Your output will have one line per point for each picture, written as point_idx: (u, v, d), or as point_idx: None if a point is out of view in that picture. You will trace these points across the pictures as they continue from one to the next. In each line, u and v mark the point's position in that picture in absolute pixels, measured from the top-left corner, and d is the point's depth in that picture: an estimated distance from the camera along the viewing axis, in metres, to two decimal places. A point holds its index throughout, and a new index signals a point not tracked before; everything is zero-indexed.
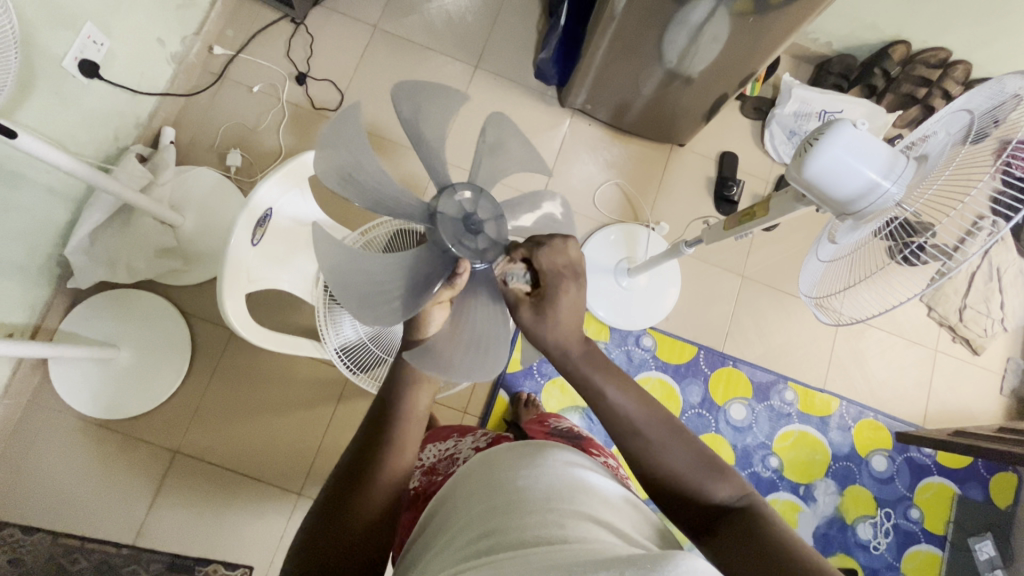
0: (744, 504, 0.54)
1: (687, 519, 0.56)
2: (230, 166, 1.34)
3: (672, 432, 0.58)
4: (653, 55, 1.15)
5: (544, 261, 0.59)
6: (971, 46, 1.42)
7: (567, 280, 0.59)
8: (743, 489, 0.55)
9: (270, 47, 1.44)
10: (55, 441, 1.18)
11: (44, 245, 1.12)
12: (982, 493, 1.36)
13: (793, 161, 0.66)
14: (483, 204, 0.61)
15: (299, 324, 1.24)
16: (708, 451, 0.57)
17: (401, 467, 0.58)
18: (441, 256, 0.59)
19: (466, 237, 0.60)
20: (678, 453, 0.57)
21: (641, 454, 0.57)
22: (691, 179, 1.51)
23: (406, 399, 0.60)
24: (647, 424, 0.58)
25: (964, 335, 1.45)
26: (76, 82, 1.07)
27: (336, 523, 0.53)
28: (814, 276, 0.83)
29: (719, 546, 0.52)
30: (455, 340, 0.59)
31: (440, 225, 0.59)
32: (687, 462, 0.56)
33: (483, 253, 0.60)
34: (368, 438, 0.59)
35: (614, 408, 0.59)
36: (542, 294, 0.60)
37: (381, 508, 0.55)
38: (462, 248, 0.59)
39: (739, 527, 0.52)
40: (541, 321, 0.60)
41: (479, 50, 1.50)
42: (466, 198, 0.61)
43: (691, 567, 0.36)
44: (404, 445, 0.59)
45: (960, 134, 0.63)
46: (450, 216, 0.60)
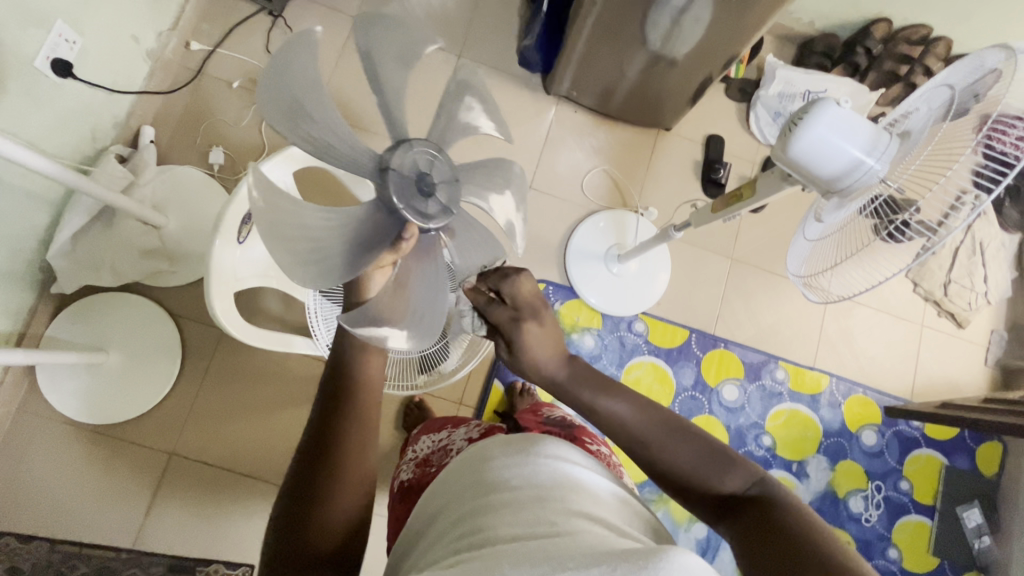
0: (757, 489, 0.55)
1: (704, 511, 0.58)
2: (213, 164, 1.32)
3: (670, 430, 0.58)
4: (636, 39, 1.14)
5: (500, 312, 0.61)
6: (950, 22, 1.43)
7: (525, 321, 0.61)
8: (754, 475, 0.56)
9: (248, 40, 1.41)
10: (46, 448, 1.17)
11: (25, 250, 1.10)
12: (969, 463, 1.40)
13: (777, 142, 0.66)
14: (435, 162, 0.59)
15: (290, 320, 1.23)
16: (713, 442, 0.58)
17: (368, 441, 0.58)
18: (390, 216, 0.56)
19: (415, 198, 0.57)
20: (684, 453, 0.57)
21: (648, 461, 0.58)
22: (678, 163, 1.51)
23: (359, 370, 0.60)
24: (650, 430, 0.58)
25: (950, 309, 1.47)
26: (50, 82, 1.04)
27: (312, 507, 0.53)
28: (803, 255, 0.84)
29: (737, 534, 0.53)
30: (395, 305, 0.59)
31: (389, 180, 0.56)
32: (694, 459, 0.57)
33: (432, 216, 0.58)
34: (329, 415, 0.58)
35: (613, 419, 0.59)
36: (510, 341, 0.61)
37: (363, 486, 0.56)
38: (410, 209, 0.56)
39: (755, 514, 0.53)
40: (518, 362, 0.62)
41: (462, 38, 1.48)
42: (420, 156, 0.59)
43: (683, 564, 0.35)
44: (365, 417, 0.59)
45: (942, 110, 0.64)
46: (400, 172, 0.57)
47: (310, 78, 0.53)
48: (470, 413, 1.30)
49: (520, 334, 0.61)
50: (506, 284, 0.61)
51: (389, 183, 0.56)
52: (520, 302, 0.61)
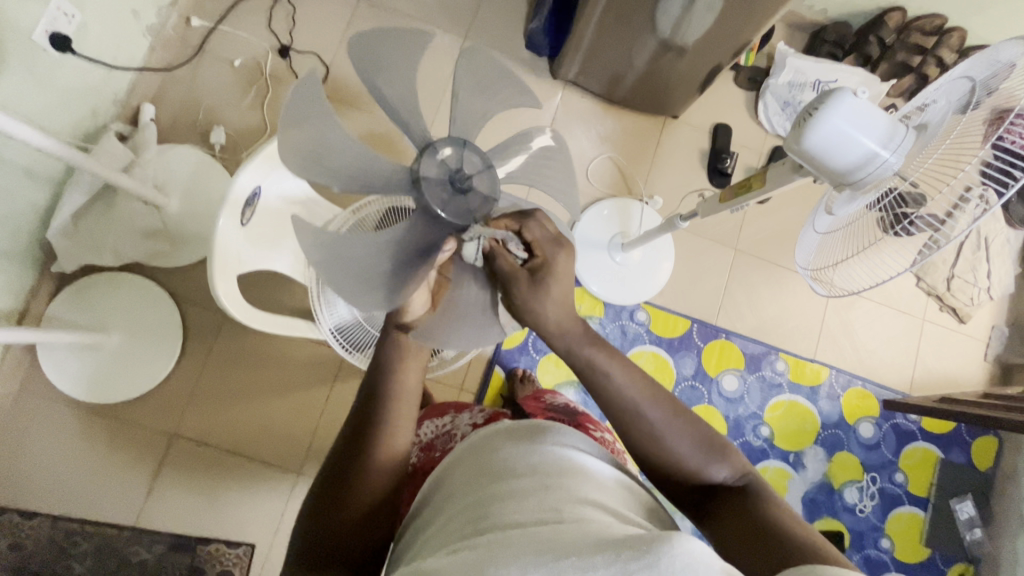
0: (743, 483, 0.56)
1: (687, 499, 0.58)
2: (214, 144, 1.30)
3: (672, 413, 0.58)
4: (646, 25, 1.12)
5: (536, 230, 0.62)
6: (965, 13, 1.41)
7: (561, 246, 0.62)
8: (743, 469, 0.57)
9: (250, 17, 1.38)
10: (48, 427, 1.17)
11: (25, 228, 1.09)
12: (965, 457, 1.41)
13: (791, 133, 0.65)
14: (468, 158, 0.61)
15: (291, 304, 1.23)
16: (708, 431, 0.58)
17: (396, 445, 0.58)
18: (432, 224, 0.59)
19: (456, 197, 0.60)
20: (681, 441, 0.57)
21: (643, 438, 0.58)
22: (685, 152, 1.50)
23: (395, 377, 0.61)
24: (650, 407, 0.58)
25: (952, 304, 1.47)
26: (49, 56, 1.02)
27: (333, 504, 0.55)
28: (812, 247, 0.83)
29: (716, 525, 0.54)
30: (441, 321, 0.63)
31: (426, 189, 0.59)
32: (691, 446, 0.57)
33: (475, 212, 0.60)
34: (360, 416, 0.59)
35: (619, 392, 0.58)
36: (541, 263, 0.60)
37: (384, 487, 0.56)
38: (453, 213, 0.59)
39: (736, 506, 0.54)
40: (542, 292, 0.60)
41: (468, 20, 1.46)
42: (452, 156, 0.61)
43: (687, 552, 0.35)
44: (398, 422, 0.59)
45: (959, 104, 0.62)
46: (437, 174, 0.60)
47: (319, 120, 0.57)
48: (471, 399, 1.30)
49: (554, 256, 0.61)
50: (533, 215, 0.63)
51: (428, 191, 0.59)
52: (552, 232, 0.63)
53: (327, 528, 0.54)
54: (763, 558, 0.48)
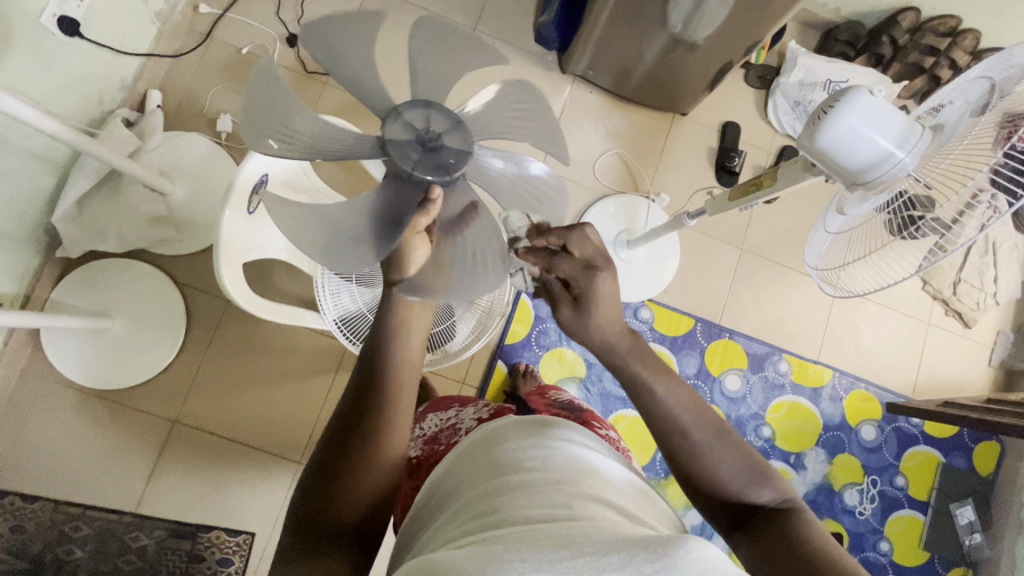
0: (785, 508, 0.55)
1: (723, 519, 0.57)
2: (220, 132, 1.30)
3: (686, 412, 0.57)
4: (657, 20, 1.11)
5: (564, 266, 0.60)
6: (979, 14, 1.39)
7: (598, 269, 0.59)
8: (784, 493, 0.56)
9: (258, 5, 1.37)
10: (49, 411, 1.18)
11: (30, 212, 1.09)
12: (966, 462, 1.41)
13: (805, 130, 0.64)
14: (430, 111, 0.60)
15: (295, 294, 1.23)
16: (754, 455, 0.57)
17: (398, 437, 0.57)
18: (408, 185, 0.60)
19: (428, 155, 0.59)
20: (724, 461, 0.56)
21: (681, 458, 0.57)
22: (693, 150, 1.49)
23: (397, 353, 0.60)
24: (693, 427, 0.56)
25: (957, 309, 1.46)
26: (57, 40, 1.01)
27: (334, 496, 0.53)
28: (821, 249, 0.81)
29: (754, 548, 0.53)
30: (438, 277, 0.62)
31: (394, 154, 0.59)
32: (733, 468, 0.56)
33: (449, 168, 0.60)
34: (360, 405, 0.57)
35: (665, 410, 0.57)
36: (580, 292, 0.59)
37: (391, 467, 0.56)
38: (426, 172, 0.59)
39: (774, 529, 0.53)
40: (584, 318, 0.58)
41: (477, 12, 1.45)
42: (416, 116, 0.60)
43: (703, 554, 0.35)
44: (401, 414, 0.58)
45: (976, 106, 0.61)
46: (402, 134, 0.60)
47: (280, 102, 0.60)
48: (473, 392, 1.30)
49: (592, 283, 0.58)
50: (573, 237, 0.60)
51: (396, 152, 0.59)
52: (588, 253, 0.60)
53: (326, 520, 0.53)
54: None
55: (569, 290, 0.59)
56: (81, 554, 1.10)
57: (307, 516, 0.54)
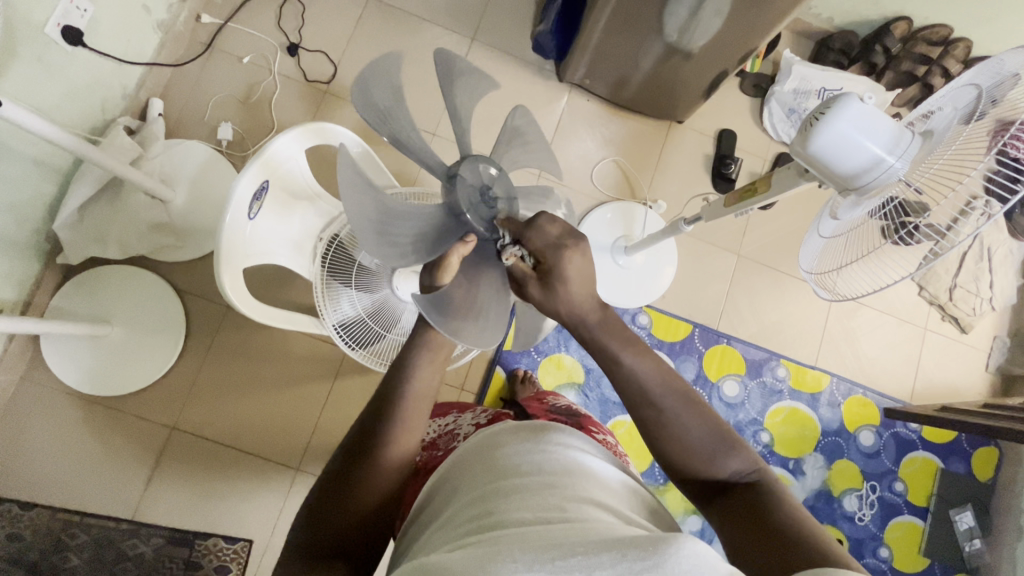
0: (755, 480, 0.55)
1: (696, 490, 0.58)
2: (221, 140, 1.31)
3: (679, 413, 0.57)
4: (653, 29, 1.13)
5: (536, 239, 0.59)
6: (970, 24, 1.41)
7: (568, 248, 0.58)
8: (754, 463, 0.56)
9: (260, 15, 1.39)
10: (47, 417, 1.17)
11: (31, 219, 1.10)
12: (965, 467, 1.41)
13: (797, 137, 0.65)
14: (499, 175, 0.63)
15: (294, 300, 1.23)
16: (723, 425, 0.57)
17: (406, 444, 0.59)
18: (453, 222, 0.60)
19: (481, 207, 0.61)
20: (693, 427, 0.57)
21: (654, 430, 0.58)
22: (690, 157, 1.50)
23: (414, 376, 0.60)
24: (662, 396, 0.58)
25: (954, 314, 1.47)
26: (60, 49, 1.03)
27: (342, 500, 0.54)
28: (816, 251, 0.83)
29: (725, 515, 0.54)
30: (468, 298, 0.60)
31: (458, 187, 0.60)
32: (702, 435, 0.57)
33: (497, 228, 0.61)
34: (371, 416, 0.59)
35: (632, 376, 0.59)
36: (548, 268, 0.58)
37: (392, 476, 0.57)
38: (477, 220, 0.60)
39: (746, 503, 0.53)
40: (553, 295, 0.59)
41: (476, 21, 1.47)
42: (489, 171, 0.63)
43: (693, 552, 0.35)
44: (412, 423, 0.59)
45: (964, 112, 0.62)
46: (471, 176, 0.61)
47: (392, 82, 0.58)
48: (472, 398, 1.30)
49: (557, 263, 0.58)
50: (542, 216, 0.60)
51: (457, 189, 0.60)
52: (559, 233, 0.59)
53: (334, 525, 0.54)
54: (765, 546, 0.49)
55: (536, 269, 0.59)
56: (78, 561, 1.05)
57: (310, 516, 0.55)
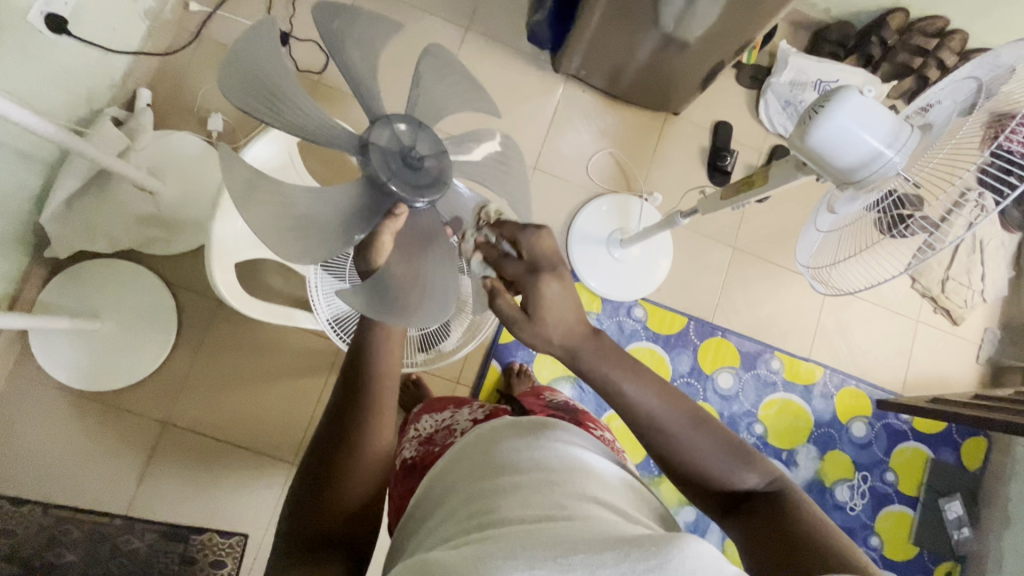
0: (773, 489, 0.56)
1: (717, 506, 0.58)
2: (211, 131, 1.29)
3: (682, 413, 0.56)
4: (650, 19, 1.11)
5: (513, 265, 0.59)
6: (966, 16, 1.41)
7: (544, 274, 0.57)
8: (770, 476, 0.57)
9: (250, 3, 1.36)
10: (38, 413, 1.16)
11: (17, 212, 1.08)
12: (954, 457, 1.42)
13: (796, 129, 0.65)
14: (418, 130, 0.56)
15: (287, 294, 1.22)
16: (733, 437, 0.57)
17: (384, 438, 0.58)
18: (375, 194, 0.55)
19: (405, 170, 0.55)
20: (706, 445, 0.56)
21: (669, 450, 0.57)
22: (686, 149, 1.49)
23: (377, 366, 0.60)
24: (671, 422, 0.56)
25: (945, 306, 1.48)
26: (44, 38, 1.00)
27: (325, 501, 0.54)
28: (812, 248, 0.82)
29: (748, 532, 0.55)
30: (406, 277, 0.57)
31: (371, 156, 0.54)
32: (715, 454, 0.56)
33: (425, 189, 0.56)
34: (344, 413, 0.58)
35: (636, 405, 0.56)
36: (526, 298, 0.57)
37: (375, 466, 0.57)
38: (399, 186, 0.54)
39: (768, 514, 0.54)
40: (535, 326, 0.57)
41: (470, 11, 1.44)
42: (407, 130, 0.56)
43: (697, 553, 0.35)
44: (382, 414, 0.58)
45: (963, 106, 0.62)
46: (383, 141, 0.55)
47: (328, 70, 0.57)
48: (467, 392, 1.30)
49: (537, 289, 0.57)
50: (523, 235, 0.59)
51: (371, 157, 0.54)
52: (536, 254, 0.59)
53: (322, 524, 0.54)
54: (786, 559, 0.49)
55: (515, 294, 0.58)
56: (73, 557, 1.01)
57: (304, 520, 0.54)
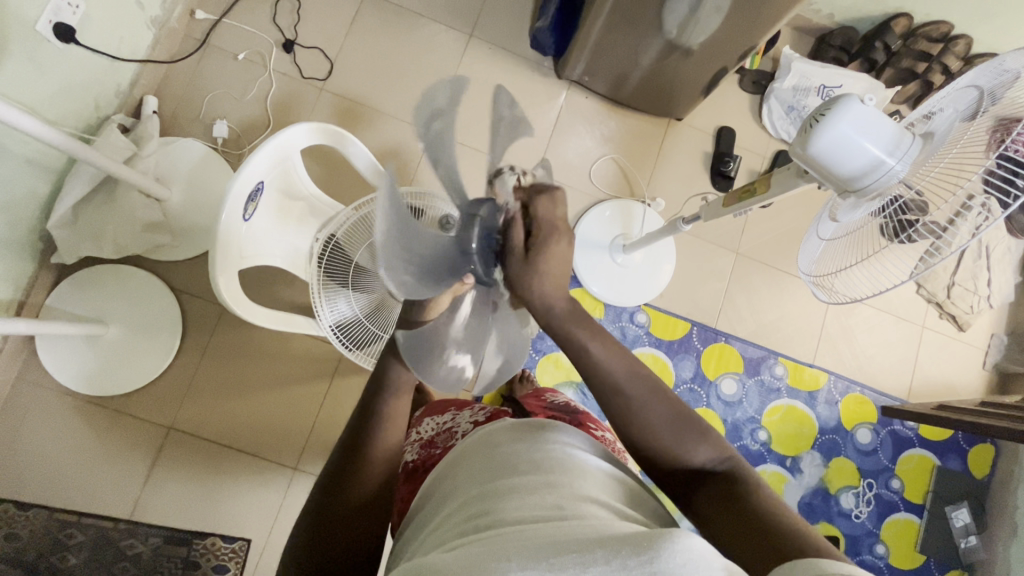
0: (726, 468, 0.55)
1: (674, 481, 0.57)
2: (217, 137, 1.30)
3: (651, 391, 0.56)
4: (652, 26, 1.12)
5: None
6: (971, 21, 1.41)
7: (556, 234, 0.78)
8: (725, 451, 0.56)
9: (255, 11, 1.38)
10: (43, 417, 1.17)
11: (26, 219, 1.09)
12: (961, 464, 1.41)
13: (797, 138, 0.65)
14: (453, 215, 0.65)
15: (290, 299, 1.23)
16: (689, 411, 0.57)
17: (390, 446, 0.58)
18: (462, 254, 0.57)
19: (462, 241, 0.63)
20: (660, 416, 0.56)
21: (625, 419, 0.56)
22: (688, 154, 1.50)
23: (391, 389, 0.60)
24: (629, 385, 0.56)
25: (952, 312, 1.47)
26: (53, 47, 1.01)
27: (334, 501, 0.55)
28: (814, 254, 0.83)
29: (702, 509, 0.54)
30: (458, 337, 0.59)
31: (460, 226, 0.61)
32: (669, 425, 0.56)
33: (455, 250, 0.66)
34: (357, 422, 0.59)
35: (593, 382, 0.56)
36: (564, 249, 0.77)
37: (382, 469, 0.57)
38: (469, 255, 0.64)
39: (723, 493, 0.53)
40: None
41: (473, 18, 1.45)
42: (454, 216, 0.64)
43: (688, 547, 0.35)
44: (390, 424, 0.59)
45: (967, 112, 0.62)
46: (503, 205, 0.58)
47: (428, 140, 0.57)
48: (470, 397, 1.30)
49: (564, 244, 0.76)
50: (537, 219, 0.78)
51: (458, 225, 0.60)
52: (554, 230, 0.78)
53: (318, 532, 0.54)
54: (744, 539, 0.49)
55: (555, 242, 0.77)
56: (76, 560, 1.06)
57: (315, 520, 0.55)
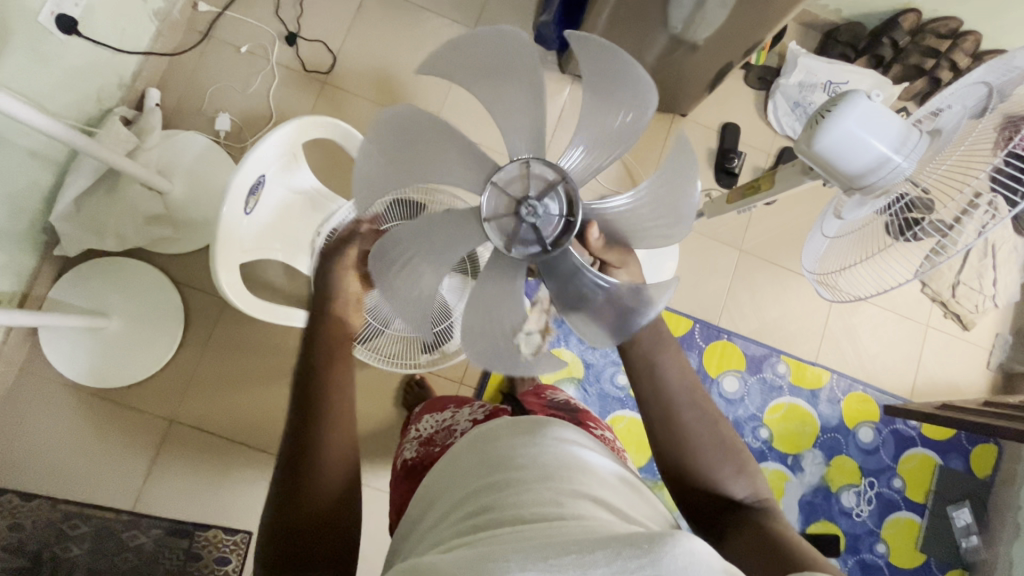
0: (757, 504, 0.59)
1: (705, 508, 0.60)
2: (219, 131, 1.30)
3: (704, 419, 0.62)
4: (658, 19, 1.09)
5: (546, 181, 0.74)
6: (980, 17, 1.39)
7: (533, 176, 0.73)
8: (759, 491, 0.60)
9: (258, 4, 1.37)
10: (46, 408, 1.18)
11: (28, 210, 1.09)
12: (964, 464, 1.40)
13: (802, 135, 0.64)
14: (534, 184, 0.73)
15: (292, 293, 1.23)
16: (736, 445, 0.62)
17: (339, 440, 0.58)
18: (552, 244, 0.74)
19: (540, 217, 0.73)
20: (708, 443, 0.60)
21: (677, 439, 0.61)
22: (692, 151, 1.49)
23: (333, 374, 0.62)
24: (686, 409, 0.62)
25: (956, 311, 1.46)
26: (54, 38, 1.01)
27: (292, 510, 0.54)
28: (817, 251, 0.81)
29: (732, 536, 0.56)
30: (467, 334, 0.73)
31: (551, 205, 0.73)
32: (715, 454, 0.60)
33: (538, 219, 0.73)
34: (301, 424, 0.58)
35: (655, 392, 0.63)
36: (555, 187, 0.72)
37: (338, 468, 0.57)
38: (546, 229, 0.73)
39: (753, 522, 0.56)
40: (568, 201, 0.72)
41: (477, 11, 1.44)
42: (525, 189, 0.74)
43: (688, 549, 0.35)
44: (335, 416, 0.59)
45: (976, 109, 0.61)
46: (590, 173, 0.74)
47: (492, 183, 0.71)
48: (471, 392, 1.30)
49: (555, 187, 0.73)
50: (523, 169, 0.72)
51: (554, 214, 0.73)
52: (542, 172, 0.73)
53: (287, 535, 0.54)
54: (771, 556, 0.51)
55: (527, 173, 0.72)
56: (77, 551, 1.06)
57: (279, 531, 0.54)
